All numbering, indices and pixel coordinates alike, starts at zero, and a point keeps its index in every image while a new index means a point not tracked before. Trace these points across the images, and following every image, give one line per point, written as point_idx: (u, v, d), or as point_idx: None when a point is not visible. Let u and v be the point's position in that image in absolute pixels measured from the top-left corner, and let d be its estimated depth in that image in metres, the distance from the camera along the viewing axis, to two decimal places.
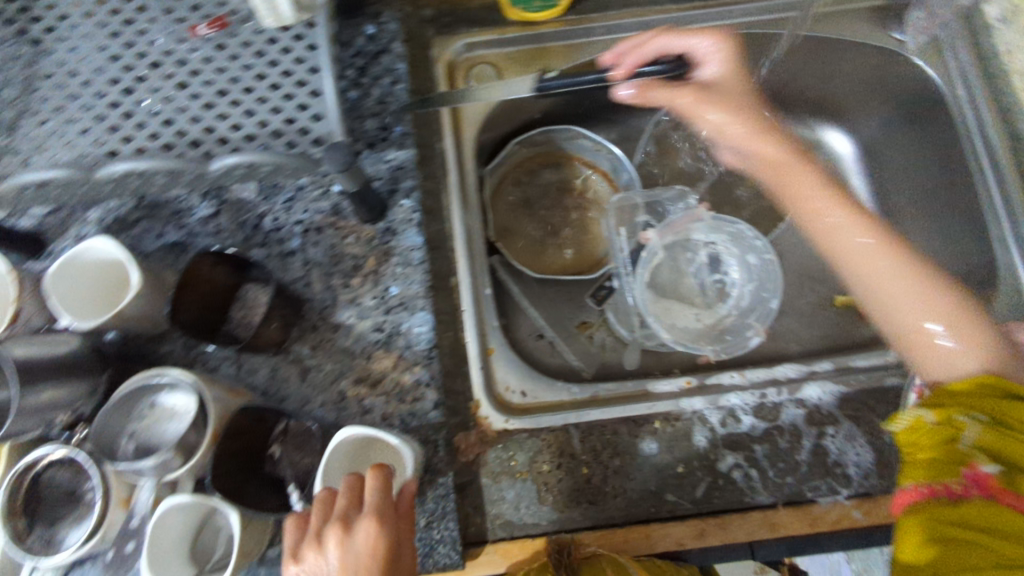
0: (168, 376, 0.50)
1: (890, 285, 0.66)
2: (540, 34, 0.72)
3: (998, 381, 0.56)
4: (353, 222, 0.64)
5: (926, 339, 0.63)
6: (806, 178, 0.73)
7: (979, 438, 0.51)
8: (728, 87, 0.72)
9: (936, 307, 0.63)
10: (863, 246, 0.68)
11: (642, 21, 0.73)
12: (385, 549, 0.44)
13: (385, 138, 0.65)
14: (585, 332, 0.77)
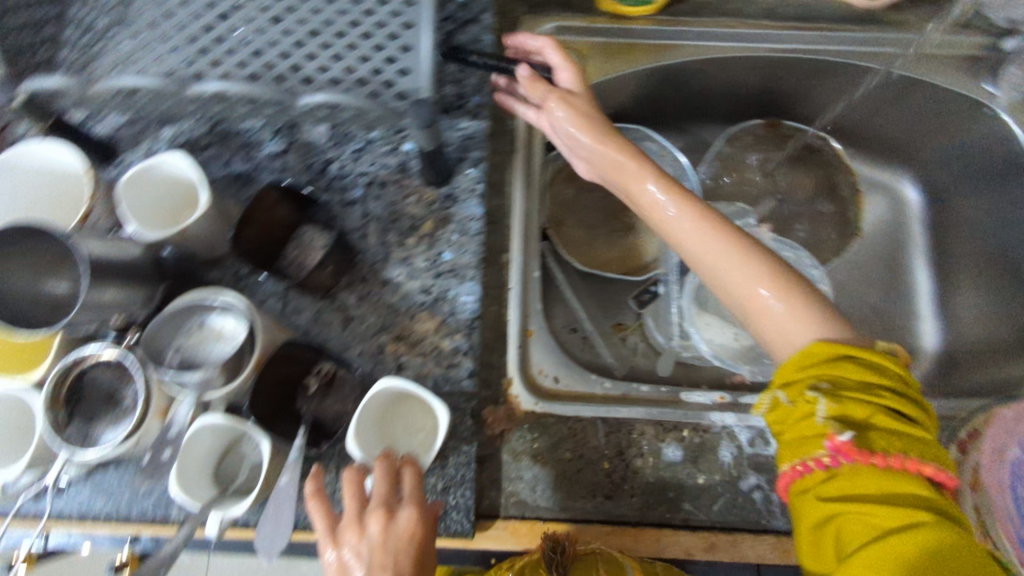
0: (224, 298, 0.51)
1: (712, 254, 0.54)
2: (630, 29, 0.72)
3: (835, 346, 0.48)
4: (416, 183, 0.64)
5: (756, 305, 0.53)
6: (644, 169, 0.59)
7: (828, 408, 0.45)
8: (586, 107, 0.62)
9: (755, 270, 0.53)
10: (684, 229, 0.56)
11: (734, 33, 0.72)
12: (422, 541, 0.44)
13: (461, 106, 0.65)
14: (619, 333, 0.77)
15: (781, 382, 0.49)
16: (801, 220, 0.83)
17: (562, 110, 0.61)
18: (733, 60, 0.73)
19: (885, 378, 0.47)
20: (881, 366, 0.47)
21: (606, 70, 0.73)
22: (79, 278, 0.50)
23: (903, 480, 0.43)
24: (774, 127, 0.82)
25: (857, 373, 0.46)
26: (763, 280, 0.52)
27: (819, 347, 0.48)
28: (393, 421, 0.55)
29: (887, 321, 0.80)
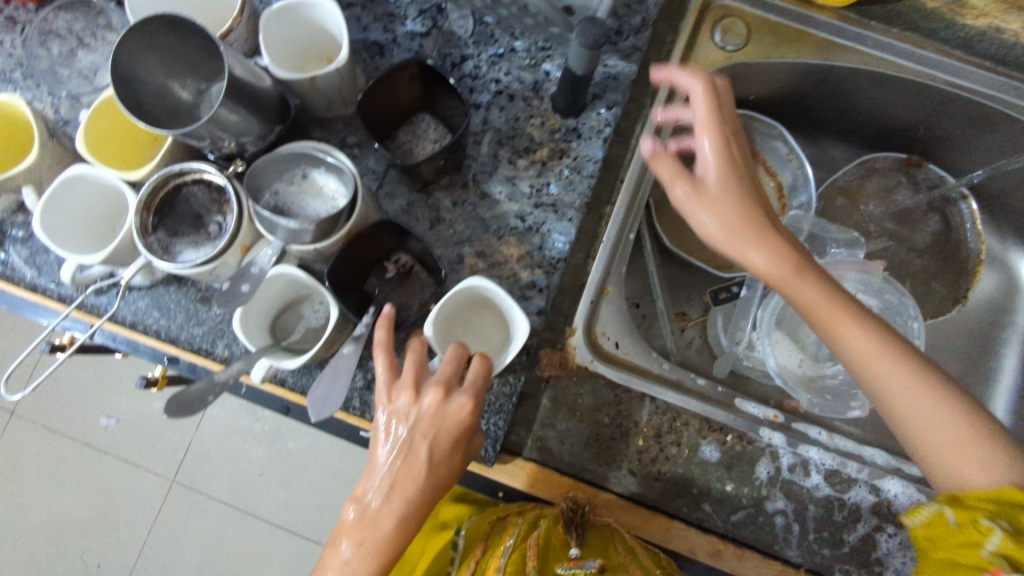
0: (335, 157, 0.50)
1: (908, 402, 0.48)
2: (809, 17, 0.67)
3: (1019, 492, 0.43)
4: (545, 106, 0.62)
5: (942, 446, 0.47)
6: (808, 285, 0.50)
7: (1002, 545, 0.41)
8: (734, 209, 0.49)
9: (951, 419, 0.47)
10: (871, 368, 0.49)
11: (917, 54, 0.67)
12: (467, 429, 0.46)
13: (615, 43, 0.63)
14: (679, 322, 0.75)
15: (947, 499, 0.45)
16: (903, 271, 0.79)
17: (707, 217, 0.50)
18: (905, 82, 0.68)
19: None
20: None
21: (770, 52, 0.68)
22: (205, 89, 0.51)
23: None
24: (919, 166, 0.78)
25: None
26: (958, 428, 0.47)
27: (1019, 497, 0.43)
28: (466, 323, 0.56)
29: None
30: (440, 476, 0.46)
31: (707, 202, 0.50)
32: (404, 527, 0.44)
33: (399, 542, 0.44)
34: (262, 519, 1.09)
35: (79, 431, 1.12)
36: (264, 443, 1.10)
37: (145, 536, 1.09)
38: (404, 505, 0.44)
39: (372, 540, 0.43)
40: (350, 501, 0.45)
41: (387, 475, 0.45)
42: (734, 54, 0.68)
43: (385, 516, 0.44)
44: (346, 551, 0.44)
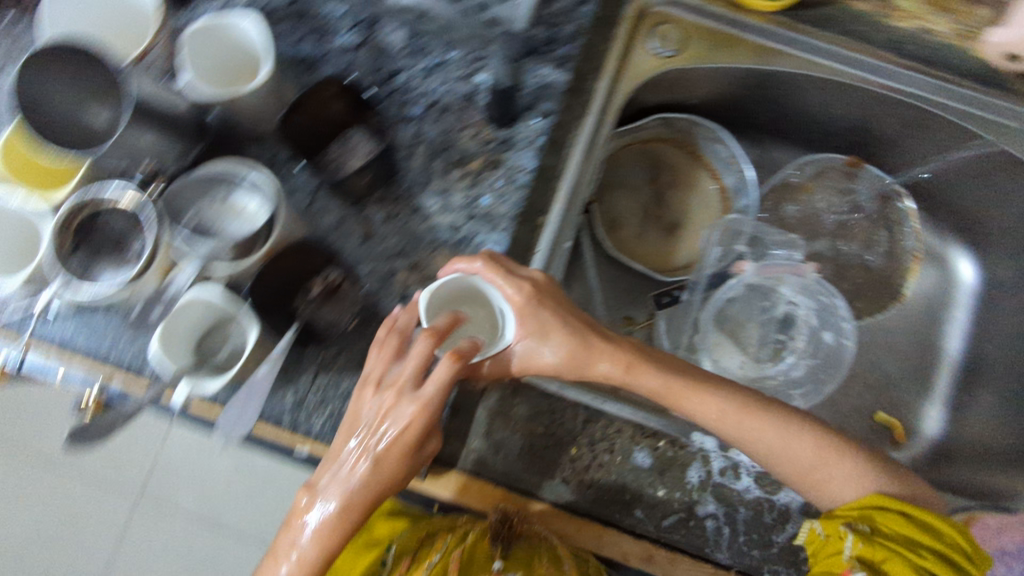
0: (254, 174, 0.51)
1: (775, 439, 0.57)
2: (742, 23, 0.67)
3: (882, 499, 0.55)
4: (478, 118, 0.62)
5: (811, 476, 0.57)
6: (653, 375, 0.59)
7: (854, 546, 0.52)
8: (571, 348, 0.57)
9: (805, 445, 0.58)
10: (734, 428, 0.58)
11: (851, 57, 0.67)
12: (420, 435, 0.51)
13: (546, 52, 0.63)
14: (625, 327, 0.75)
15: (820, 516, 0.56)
16: (847, 270, 0.80)
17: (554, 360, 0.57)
18: (838, 86, 0.68)
19: (936, 543, 0.52)
20: (932, 525, 0.54)
21: (704, 59, 0.69)
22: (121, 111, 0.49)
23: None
24: (853, 166, 0.78)
25: (906, 528, 0.53)
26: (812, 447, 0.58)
27: (875, 498, 0.56)
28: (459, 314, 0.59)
29: (897, 392, 0.78)
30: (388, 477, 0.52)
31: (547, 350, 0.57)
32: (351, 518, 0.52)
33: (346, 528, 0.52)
34: (228, 528, 1.09)
35: (49, 447, 1.13)
36: (229, 460, 1.07)
37: (113, 546, 1.10)
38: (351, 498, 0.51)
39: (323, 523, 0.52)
40: (310, 487, 0.53)
41: (342, 466, 0.51)
42: (667, 60, 0.68)
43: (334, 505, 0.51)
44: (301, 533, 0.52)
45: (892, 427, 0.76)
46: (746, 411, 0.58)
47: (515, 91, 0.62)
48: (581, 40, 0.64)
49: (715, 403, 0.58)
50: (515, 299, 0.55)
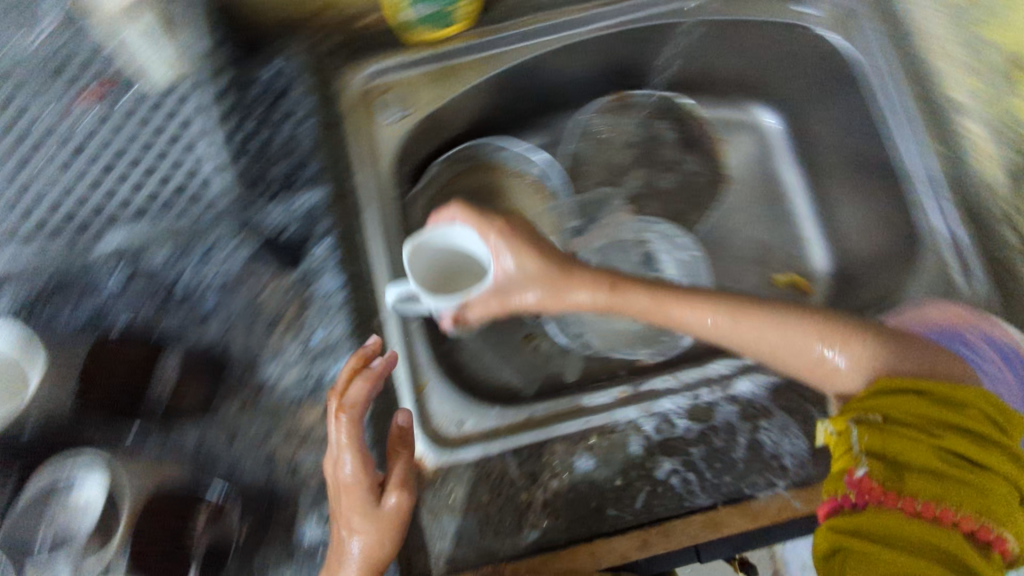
0: (81, 459, 0.52)
1: (772, 335, 0.57)
2: (447, 52, 0.71)
3: (899, 383, 0.50)
4: (269, 274, 0.62)
5: (822, 366, 0.55)
6: (639, 295, 0.61)
7: (863, 440, 0.47)
8: (544, 272, 0.60)
9: (807, 335, 0.56)
10: (728, 326, 0.58)
11: (547, 25, 0.72)
12: (359, 475, 0.52)
13: (292, 182, 0.64)
14: (530, 342, 0.75)
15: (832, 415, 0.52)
16: (675, 182, 0.83)
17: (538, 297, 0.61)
18: (558, 51, 0.73)
19: (961, 421, 0.47)
20: (957, 401, 0.48)
21: (438, 99, 0.72)
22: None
23: (935, 530, 0.42)
24: (622, 99, 0.81)
25: (925, 410, 0.47)
26: (818, 340, 0.55)
27: (891, 382, 0.50)
28: (447, 280, 0.63)
29: (780, 253, 0.80)
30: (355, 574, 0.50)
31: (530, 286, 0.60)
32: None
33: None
34: None
35: None
36: None
37: None
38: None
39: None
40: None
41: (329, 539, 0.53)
42: (408, 118, 0.71)
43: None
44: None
45: (793, 283, 0.79)
46: (737, 311, 0.59)
47: (285, 232, 0.63)
48: (318, 153, 0.66)
49: (707, 311, 0.59)
50: (499, 249, 0.59)
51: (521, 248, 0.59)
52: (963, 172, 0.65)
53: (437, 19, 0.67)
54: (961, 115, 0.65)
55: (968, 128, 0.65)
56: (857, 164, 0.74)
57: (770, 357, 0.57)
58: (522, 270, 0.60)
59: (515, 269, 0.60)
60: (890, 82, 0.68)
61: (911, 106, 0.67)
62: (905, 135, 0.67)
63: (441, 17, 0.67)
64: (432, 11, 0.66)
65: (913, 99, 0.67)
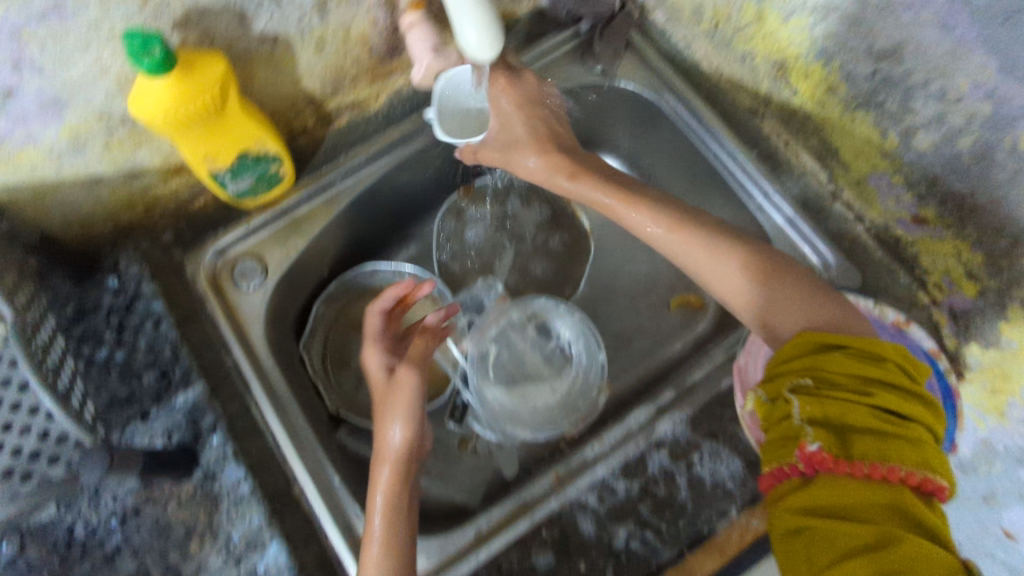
0: None
1: (702, 258, 0.59)
2: (284, 208, 0.75)
3: (820, 339, 0.48)
4: (168, 486, 0.59)
5: (742, 299, 0.57)
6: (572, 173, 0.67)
7: (803, 410, 0.44)
8: (521, 135, 0.67)
9: (737, 268, 0.57)
10: (662, 235, 0.62)
11: (369, 154, 0.77)
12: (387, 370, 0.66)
13: (168, 386, 0.64)
14: (468, 446, 0.76)
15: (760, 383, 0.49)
16: (547, 248, 0.86)
17: (536, 166, 0.68)
18: (388, 173, 0.78)
19: (887, 373, 0.45)
20: (877, 354, 0.46)
21: (289, 254, 0.75)
22: None
23: (884, 489, 0.41)
24: (469, 192, 0.84)
25: (851, 367, 0.45)
26: (745, 277, 0.56)
27: (812, 337, 0.48)
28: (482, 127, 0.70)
29: (666, 278, 0.85)
30: (389, 510, 0.57)
31: (522, 155, 0.67)
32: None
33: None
34: None
35: None
36: None
37: None
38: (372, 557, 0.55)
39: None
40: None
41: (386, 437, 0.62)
42: (265, 284, 0.73)
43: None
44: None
45: (686, 300, 0.83)
46: (680, 226, 0.61)
47: (175, 438, 0.61)
48: (185, 348, 0.66)
49: (650, 219, 0.63)
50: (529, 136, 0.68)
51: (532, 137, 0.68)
52: (777, 162, 0.70)
53: (261, 184, 0.70)
54: (756, 116, 0.71)
55: (768, 125, 0.70)
56: (698, 184, 0.77)
57: (705, 282, 0.59)
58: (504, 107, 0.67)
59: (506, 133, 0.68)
60: (680, 106, 0.74)
61: (712, 122, 0.72)
62: (712, 142, 0.72)
63: (262, 181, 0.70)
64: (247, 184, 0.69)
65: (711, 112, 0.73)
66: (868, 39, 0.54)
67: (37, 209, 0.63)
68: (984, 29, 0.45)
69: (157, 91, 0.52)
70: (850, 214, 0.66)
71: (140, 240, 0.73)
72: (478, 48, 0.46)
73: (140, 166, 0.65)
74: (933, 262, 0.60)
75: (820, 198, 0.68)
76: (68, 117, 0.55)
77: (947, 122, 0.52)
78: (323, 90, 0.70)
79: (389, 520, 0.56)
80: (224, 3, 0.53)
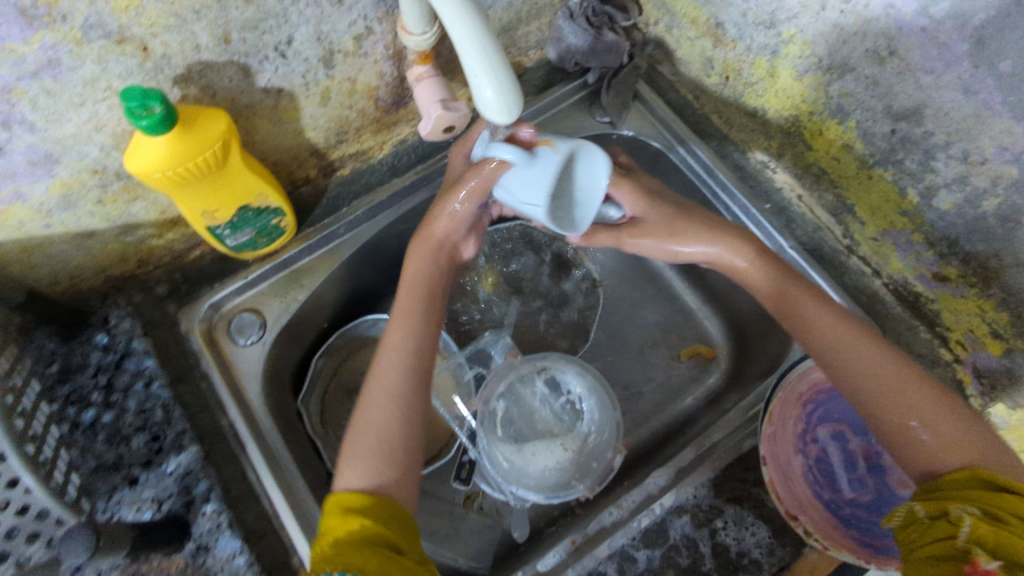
0: None
1: (866, 372, 0.53)
2: (284, 260, 0.72)
3: (991, 475, 0.45)
4: (155, 560, 0.55)
5: (900, 435, 0.50)
6: (739, 246, 0.61)
7: (973, 531, 0.41)
8: (669, 217, 0.63)
9: (914, 398, 0.50)
10: (823, 323, 0.57)
11: (373, 204, 0.75)
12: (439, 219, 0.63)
13: (159, 449, 0.60)
14: (473, 504, 0.73)
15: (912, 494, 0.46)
16: (555, 299, 0.84)
17: (695, 251, 0.62)
18: (391, 223, 0.76)
19: None
20: None
21: (288, 308, 0.72)
22: None
23: None
24: None
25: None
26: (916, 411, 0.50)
27: (977, 472, 0.45)
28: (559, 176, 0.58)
29: (676, 330, 0.83)
30: (406, 303, 0.62)
31: (653, 236, 0.63)
32: (401, 370, 0.58)
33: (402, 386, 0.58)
34: None
35: None
36: None
37: None
38: (391, 345, 0.60)
39: (373, 388, 0.58)
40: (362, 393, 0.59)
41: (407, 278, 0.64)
42: (264, 337, 0.70)
43: (378, 365, 0.59)
44: (354, 422, 0.56)
45: (697, 351, 0.81)
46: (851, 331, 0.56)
47: (165, 506, 0.58)
48: (178, 409, 0.63)
49: (821, 322, 0.57)
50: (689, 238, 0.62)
51: (685, 228, 0.62)
52: (790, 218, 0.69)
53: (262, 237, 0.69)
54: (768, 170, 0.71)
55: (779, 179, 0.70)
56: None
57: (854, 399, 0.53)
58: (663, 209, 0.64)
59: (647, 218, 0.64)
60: (691, 159, 0.73)
61: (726, 180, 0.71)
62: (724, 196, 0.71)
63: (263, 233, 0.68)
64: (248, 237, 0.67)
65: (723, 170, 0.72)
66: (886, 98, 0.55)
67: (24, 265, 0.60)
68: (1009, 94, 0.47)
69: (153, 148, 0.51)
70: (867, 269, 0.65)
71: (131, 293, 0.69)
72: (496, 110, 0.46)
73: (135, 219, 0.63)
74: (956, 320, 0.59)
75: (836, 252, 0.67)
76: (60, 172, 0.54)
77: (970, 182, 0.52)
78: (327, 141, 0.70)
79: (406, 313, 0.61)
80: (227, 57, 0.54)
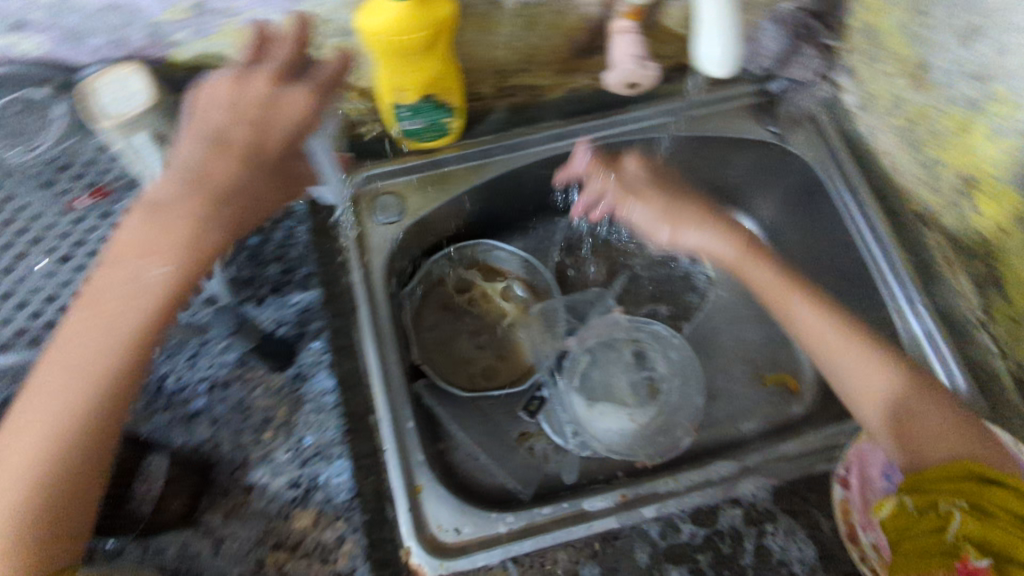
0: None
1: (859, 369, 0.62)
2: (438, 159, 0.76)
3: (977, 471, 0.52)
4: (261, 372, 0.62)
5: (893, 423, 0.59)
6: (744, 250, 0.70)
7: (962, 527, 0.48)
8: (671, 207, 0.72)
9: (900, 394, 0.60)
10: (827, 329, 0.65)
11: (533, 136, 0.78)
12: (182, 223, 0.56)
13: (287, 281, 0.67)
14: (525, 442, 0.75)
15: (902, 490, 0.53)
16: (666, 284, 0.86)
17: (692, 240, 0.72)
18: (544, 160, 0.79)
19: None
20: None
21: (426, 204, 0.76)
22: None
23: None
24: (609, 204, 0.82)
25: (1007, 500, 0.49)
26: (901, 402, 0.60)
27: (967, 468, 0.52)
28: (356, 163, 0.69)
29: (769, 355, 0.83)
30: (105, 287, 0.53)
31: (646, 206, 0.72)
32: (53, 381, 0.50)
33: (111, 368, 0.51)
34: None
35: None
36: None
37: None
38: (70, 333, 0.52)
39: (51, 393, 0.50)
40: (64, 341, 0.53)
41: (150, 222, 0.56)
42: (399, 221, 0.75)
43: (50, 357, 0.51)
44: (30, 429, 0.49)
45: (783, 380, 0.81)
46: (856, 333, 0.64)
47: (281, 329, 0.65)
48: (314, 254, 0.70)
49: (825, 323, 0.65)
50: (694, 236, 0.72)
51: (676, 222, 0.72)
52: (932, 273, 0.70)
53: (429, 131, 0.73)
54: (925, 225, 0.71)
55: (932, 238, 0.70)
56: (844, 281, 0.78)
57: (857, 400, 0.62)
58: (662, 202, 0.72)
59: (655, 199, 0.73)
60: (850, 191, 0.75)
61: (877, 221, 0.72)
62: (871, 240, 0.72)
63: (432, 129, 0.73)
64: (419, 126, 0.72)
65: (875, 210, 0.73)
66: None
67: None
68: None
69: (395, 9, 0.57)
70: (994, 347, 0.64)
71: None
72: None
73: None
74: None
75: (969, 322, 0.67)
76: (299, 7, 0.62)
77: None
78: (512, 66, 0.74)
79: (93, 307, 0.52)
80: None
